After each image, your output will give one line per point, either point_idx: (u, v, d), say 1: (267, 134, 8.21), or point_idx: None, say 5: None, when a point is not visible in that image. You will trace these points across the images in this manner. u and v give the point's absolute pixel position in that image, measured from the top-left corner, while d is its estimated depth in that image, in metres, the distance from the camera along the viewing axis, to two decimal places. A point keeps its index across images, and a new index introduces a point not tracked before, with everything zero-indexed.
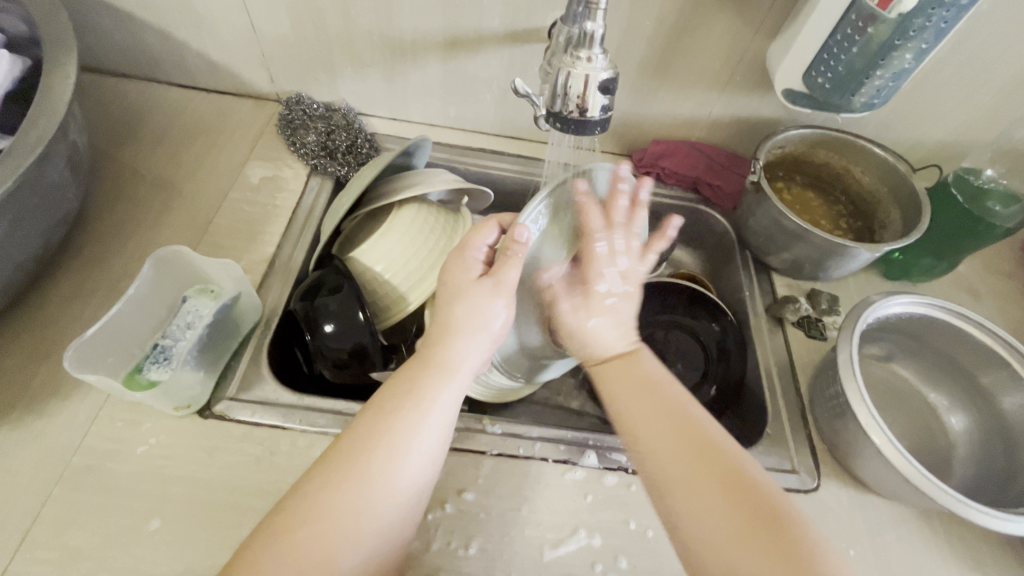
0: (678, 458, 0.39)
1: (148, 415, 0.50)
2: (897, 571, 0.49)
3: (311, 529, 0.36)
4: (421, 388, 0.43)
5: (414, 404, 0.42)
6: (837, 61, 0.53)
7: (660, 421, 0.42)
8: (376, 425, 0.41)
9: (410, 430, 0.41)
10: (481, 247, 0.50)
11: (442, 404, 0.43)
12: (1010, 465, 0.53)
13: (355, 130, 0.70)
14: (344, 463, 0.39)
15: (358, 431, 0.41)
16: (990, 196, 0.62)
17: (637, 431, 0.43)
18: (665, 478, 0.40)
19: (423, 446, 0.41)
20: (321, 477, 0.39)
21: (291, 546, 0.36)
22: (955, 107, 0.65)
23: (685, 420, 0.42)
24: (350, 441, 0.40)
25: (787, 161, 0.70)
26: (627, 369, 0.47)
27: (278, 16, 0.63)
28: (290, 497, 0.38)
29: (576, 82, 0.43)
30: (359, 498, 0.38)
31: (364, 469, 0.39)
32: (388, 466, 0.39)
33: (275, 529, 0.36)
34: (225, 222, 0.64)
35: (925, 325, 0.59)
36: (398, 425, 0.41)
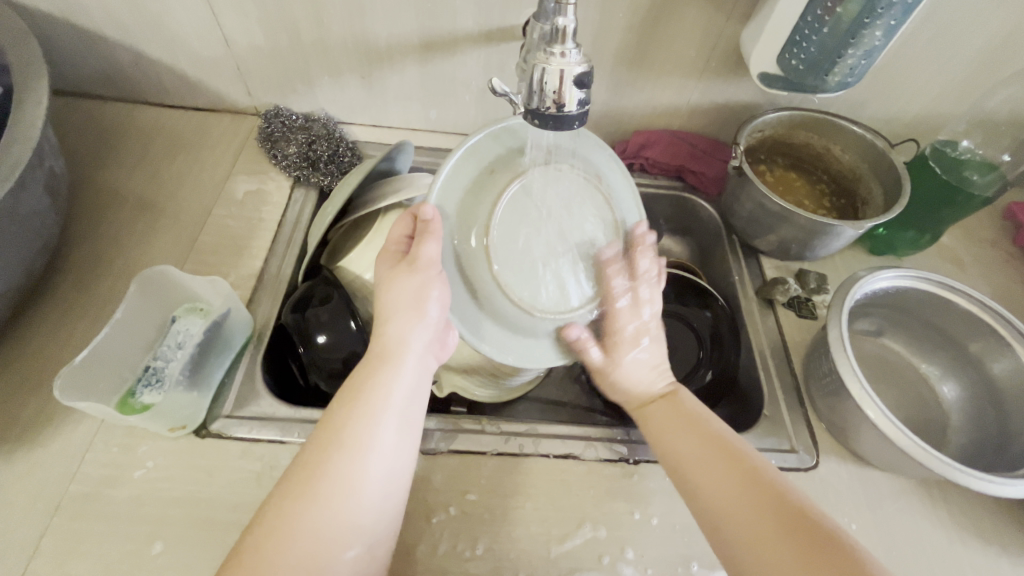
0: (728, 493, 0.42)
1: (143, 438, 0.49)
2: (898, 540, 0.50)
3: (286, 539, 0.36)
4: (369, 382, 0.43)
5: (365, 395, 0.43)
6: (810, 42, 0.54)
7: (703, 455, 0.45)
8: (331, 426, 0.41)
9: (368, 423, 0.41)
10: (397, 239, 0.48)
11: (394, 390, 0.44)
12: (1003, 430, 0.54)
13: (336, 139, 0.69)
14: (306, 467, 0.39)
15: (315, 436, 0.41)
16: (967, 165, 0.63)
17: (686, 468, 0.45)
18: (717, 515, 0.41)
19: (382, 433, 0.41)
20: (286, 488, 0.39)
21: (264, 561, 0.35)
22: (929, 80, 0.66)
23: (727, 458, 0.44)
24: (309, 446, 0.40)
25: (768, 144, 0.71)
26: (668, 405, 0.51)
27: (250, 29, 0.63)
28: (261, 509, 0.38)
29: (551, 77, 0.42)
30: (326, 495, 0.38)
31: (326, 470, 0.39)
32: (351, 460, 0.40)
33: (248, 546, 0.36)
34: (210, 239, 0.63)
35: (912, 298, 0.60)
36: (352, 422, 0.41)
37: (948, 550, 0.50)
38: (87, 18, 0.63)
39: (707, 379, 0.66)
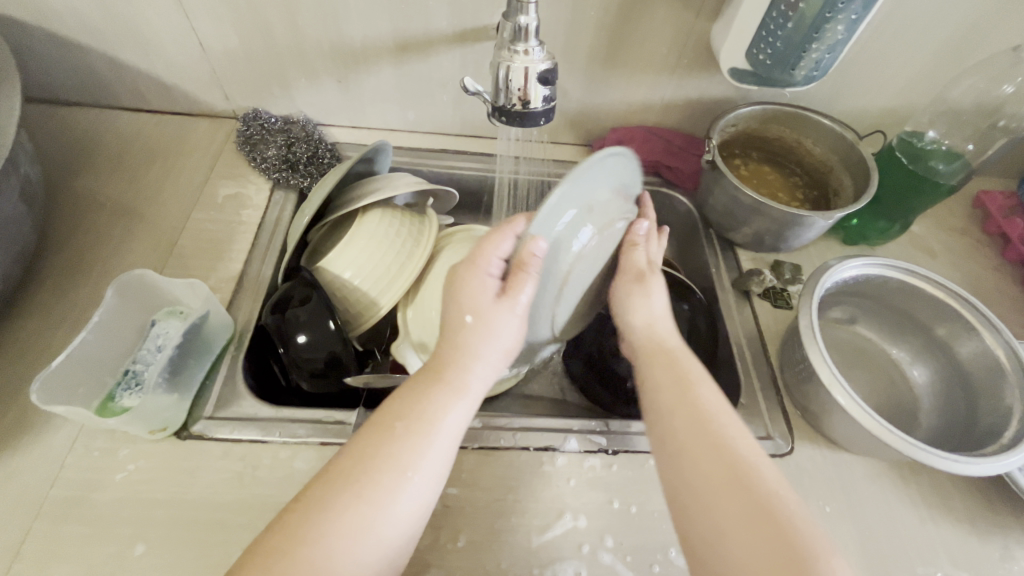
0: (700, 473, 0.39)
1: (125, 441, 0.49)
2: (870, 521, 0.51)
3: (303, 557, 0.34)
4: (430, 404, 0.42)
5: (419, 416, 0.41)
6: (775, 37, 0.55)
7: (707, 449, 0.40)
8: (379, 443, 0.40)
9: (413, 449, 0.40)
10: (495, 259, 0.46)
11: (448, 422, 0.42)
12: (970, 411, 0.56)
13: (315, 141, 0.70)
14: (347, 480, 0.38)
15: (361, 450, 0.39)
16: (932, 155, 0.65)
17: (662, 440, 0.43)
18: (685, 493, 0.40)
19: (428, 467, 0.39)
20: (318, 498, 0.37)
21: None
22: (895, 73, 0.67)
23: (704, 434, 0.41)
24: (353, 460, 0.39)
25: (742, 139, 0.72)
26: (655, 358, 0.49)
27: (225, 32, 0.63)
28: (286, 517, 0.37)
29: (515, 75, 0.44)
30: (357, 518, 0.36)
31: (365, 490, 0.37)
32: (392, 485, 0.38)
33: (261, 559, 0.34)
34: (190, 242, 0.63)
35: (882, 285, 0.61)
36: (402, 445, 0.39)
37: (919, 529, 0.51)
38: (60, 25, 0.63)
39: None
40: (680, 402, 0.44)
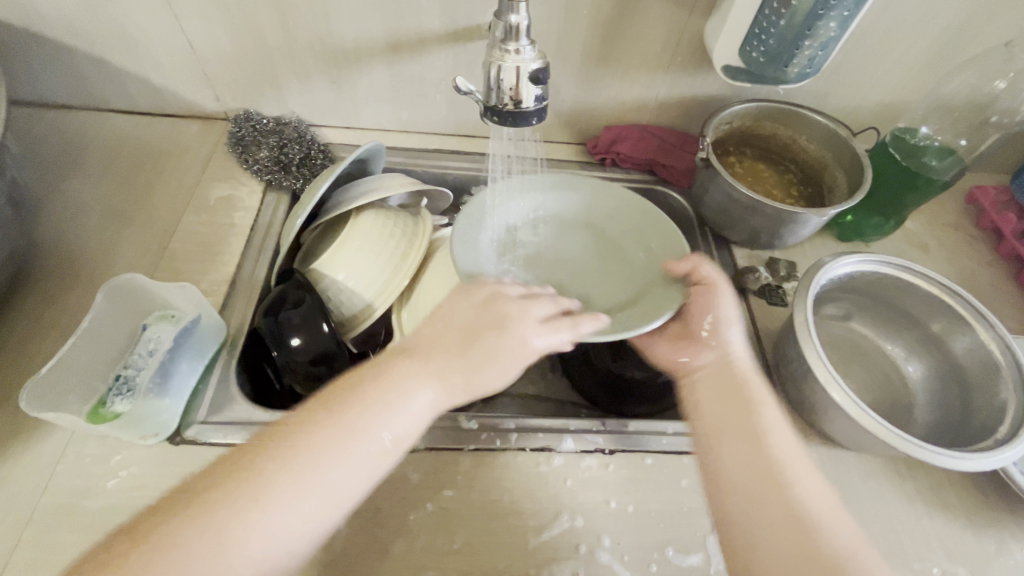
0: (768, 511, 0.40)
1: (117, 447, 0.49)
2: (867, 517, 0.51)
3: (216, 522, 0.34)
4: (390, 384, 0.42)
5: (362, 407, 0.40)
6: (768, 35, 0.55)
7: (754, 471, 0.43)
8: (328, 418, 0.39)
9: (347, 442, 0.39)
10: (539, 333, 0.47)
11: (389, 421, 0.41)
12: (965, 405, 0.56)
13: (307, 142, 0.69)
14: (286, 444, 0.38)
15: (297, 429, 0.39)
16: (925, 152, 0.65)
17: (722, 472, 0.44)
18: (746, 522, 0.41)
19: (356, 463, 0.39)
20: (240, 467, 0.37)
21: (183, 542, 0.33)
22: (888, 69, 0.67)
23: (774, 476, 0.42)
24: (285, 435, 0.39)
25: (736, 136, 0.72)
26: (720, 387, 0.49)
27: (215, 33, 0.62)
28: (202, 480, 0.36)
29: (507, 75, 0.44)
30: (285, 484, 0.36)
31: (289, 473, 0.37)
32: (316, 473, 0.37)
33: (168, 520, 0.34)
34: (182, 246, 0.63)
35: (876, 282, 0.61)
36: (350, 418, 0.40)
37: (915, 525, 0.51)
38: (47, 27, 0.62)
39: None
40: (751, 441, 0.45)
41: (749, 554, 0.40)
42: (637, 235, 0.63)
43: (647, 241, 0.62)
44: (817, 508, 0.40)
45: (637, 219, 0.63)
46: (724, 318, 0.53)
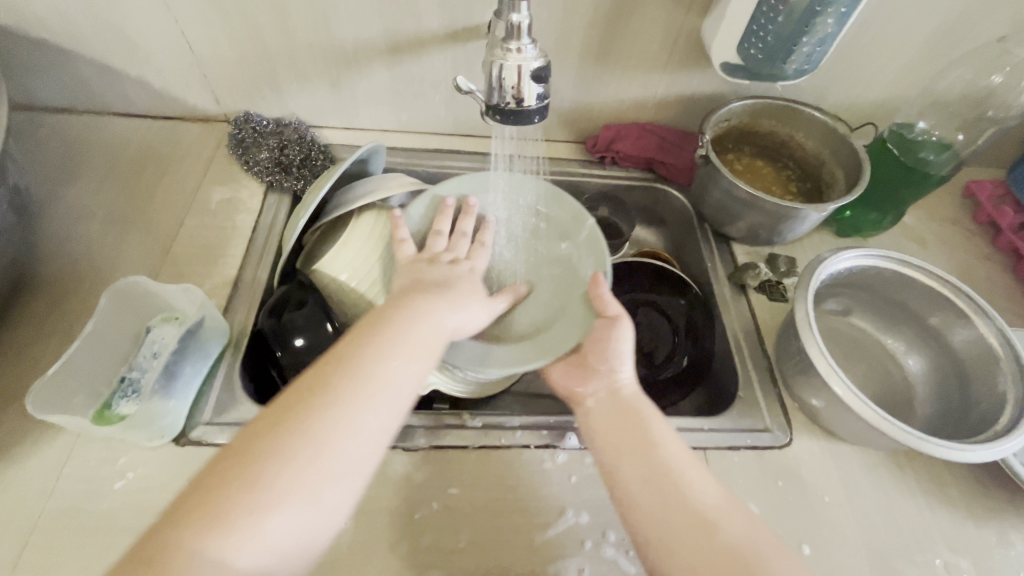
0: (675, 523, 0.40)
1: (122, 450, 0.49)
2: (870, 510, 0.52)
3: (307, 431, 0.35)
4: (416, 304, 0.46)
5: (401, 325, 0.43)
6: (767, 31, 0.55)
7: (651, 477, 0.43)
8: (368, 334, 0.42)
9: (393, 352, 0.41)
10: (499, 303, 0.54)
11: (425, 333, 0.44)
12: (965, 397, 0.56)
13: (307, 143, 0.69)
14: (340, 361, 0.40)
15: (343, 350, 0.41)
16: (924, 146, 0.66)
17: (628, 499, 0.43)
18: (652, 540, 0.40)
19: (408, 369, 0.41)
20: (301, 388, 0.38)
21: (271, 454, 0.34)
22: (885, 65, 0.68)
23: (672, 488, 0.42)
24: (334, 357, 0.40)
25: (734, 133, 0.72)
26: (610, 413, 0.48)
27: (215, 35, 0.63)
28: (268, 407, 0.37)
29: (509, 74, 0.44)
30: (359, 390, 0.38)
31: (351, 382, 0.38)
32: (375, 379, 0.39)
33: (254, 439, 0.35)
34: (184, 248, 0.63)
35: (876, 276, 0.62)
36: (394, 330, 0.43)
37: (918, 517, 0.52)
38: (47, 31, 0.62)
39: (683, 365, 0.68)
40: (649, 453, 0.44)
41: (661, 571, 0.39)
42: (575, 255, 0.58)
43: (576, 262, 0.58)
44: (711, 505, 0.41)
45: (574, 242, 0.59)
46: (622, 352, 0.51)
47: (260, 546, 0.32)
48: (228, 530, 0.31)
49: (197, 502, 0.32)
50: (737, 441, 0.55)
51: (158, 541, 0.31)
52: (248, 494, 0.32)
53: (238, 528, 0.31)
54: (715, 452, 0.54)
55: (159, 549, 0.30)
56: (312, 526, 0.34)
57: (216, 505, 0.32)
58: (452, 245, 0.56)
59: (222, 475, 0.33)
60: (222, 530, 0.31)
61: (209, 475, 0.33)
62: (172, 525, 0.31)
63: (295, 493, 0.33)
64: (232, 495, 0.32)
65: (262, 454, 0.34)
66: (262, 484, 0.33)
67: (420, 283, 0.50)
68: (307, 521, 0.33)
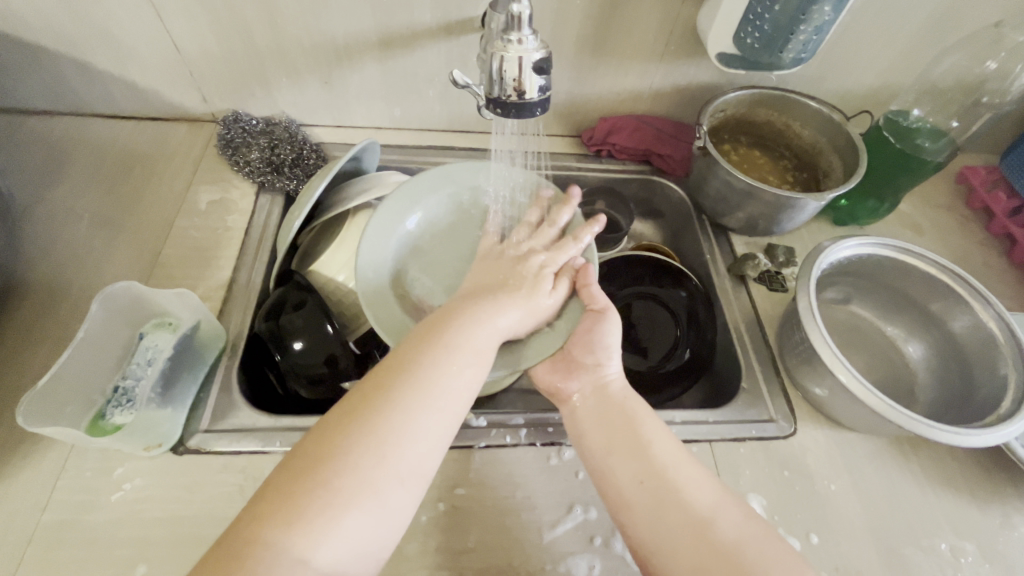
0: (670, 522, 0.40)
1: (118, 460, 0.48)
2: (875, 497, 0.52)
3: (366, 434, 0.36)
4: (466, 309, 0.46)
5: (461, 329, 0.44)
6: (762, 20, 0.55)
7: (643, 469, 0.43)
8: (424, 340, 0.43)
9: (453, 356, 0.42)
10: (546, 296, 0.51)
11: (481, 337, 0.45)
12: (966, 382, 0.57)
13: (299, 142, 0.68)
14: (402, 365, 0.41)
15: (404, 355, 0.42)
16: (919, 134, 0.66)
17: (622, 498, 0.43)
18: (648, 541, 0.40)
19: (466, 372, 0.42)
20: (364, 393, 0.39)
21: (339, 457, 0.35)
22: (880, 52, 0.68)
23: (665, 486, 0.42)
24: (400, 356, 0.42)
25: (730, 124, 0.72)
26: (603, 409, 0.48)
27: (201, 32, 0.61)
28: (339, 408, 0.38)
29: (509, 66, 0.43)
30: (415, 395, 0.39)
31: (413, 387, 0.39)
32: (436, 384, 0.40)
33: (325, 439, 0.36)
34: (176, 251, 0.61)
35: (876, 264, 0.62)
36: (444, 335, 0.43)
37: (923, 502, 0.52)
38: (25, 30, 0.60)
39: (685, 357, 0.68)
40: (642, 450, 0.44)
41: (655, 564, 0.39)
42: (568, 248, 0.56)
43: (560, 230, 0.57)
44: (704, 503, 0.41)
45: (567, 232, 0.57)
46: (610, 345, 0.51)
47: (333, 545, 0.33)
48: (303, 530, 0.32)
49: (268, 502, 0.33)
50: (743, 433, 0.55)
51: (235, 539, 0.32)
52: (320, 495, 0.34)
53: (313, 527, 0.33)
54: (721, 444, 0.54)
55: (235, 545, 0.31)
56: (376, 526, 0.35)
57: (293, 499, 0.33)
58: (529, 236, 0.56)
59: (295, 476, 0.34)
60: (298, 525, 0.32)
61: (281, 478, 0.34)
62: (248, 523, 0.32)
63: (362, 494, 0.34)
64: (308, 495, 0.33)
65: (321, 455, 0.35)
66: (324, 484, 0.34)
67: (474, 289, 0.50)
68: (375, 519, 0.35)
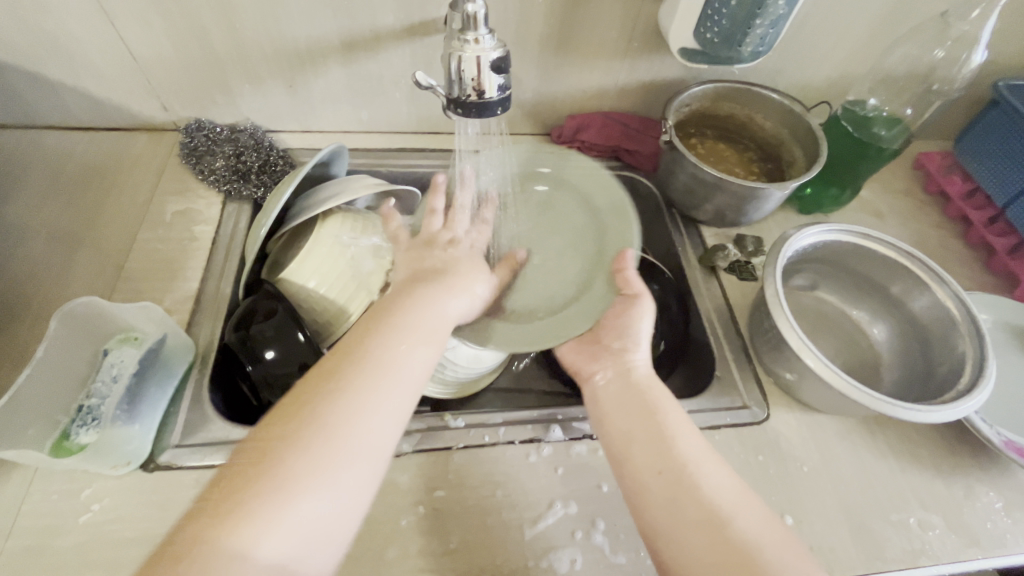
0: (682, 509, 0.40)
1: (86, 480, 0.46)
2: (846, 476, 0.53)
3: (315, 422, 0.36)
4: (420, 294, 0.46)
5: (413, 311, 0.44)
6: (720, 15, 0.56)
7: (660, 457, 0.43)
8: (375, 328, 0.42)
9: (404, 339, 0.42)
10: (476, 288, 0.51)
11: (433, 318, 0.45)
12: (928, 361, 0.59)
13: (265, 148, 0.67)
14: (354, 352, 0.40)
15: (353, 340, 0.41)
16: (875, 122, 0.68)
17: (637, 483, 0.43)
18: (661, 525, 0.40)
19: (417, 353, 0.42)
20: (316, 381, 0.39)
21: (290, 446, 0.35)
22: (835, 44, 0.69)
23: (681, 474, 0.42)
24: (351, 342, 0.41)
25: (696, 118, 0.73)
26: (623, 397, 0.48)
27: (158, 38, 0.60)
28: (288, 399, 0.38)
29: (468, 66, 0.43)
30: (366, 382, 0.38)
31: (360, 373, 0.39)
32: (389, 367, 0.40)
33: (273, 432, 0.36)
34: (140, 264, 0.60)
35: (839, 250, 0.63)
36: (394, 321, 0.43)
37: (891, 479, 0.54)
38: None
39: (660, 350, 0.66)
40: (660, 436, 0.44)
41: (666, 548, 0.39)
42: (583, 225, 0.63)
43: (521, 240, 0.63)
44: (722, 494, 0.40)
45: (575, 216, 0.64)
46: (638, 333, 0.52)
47: (287, 537, 0.33)
48: (255, 524, 0.32)
49: (221, 497, 0.33)
50: (717, 420, 0.56)
51: (187, 538, 0.31)
52: (274, 494, 0.33)
53: (264, 522, 0.32)
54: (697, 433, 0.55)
55: (187, 550, 0.31)
56: (334, 515, 0.35)
57: (245, 497, 0.33)
58: (451, 223, 0.56)
59: (248, 470, 0.34)
60: (252, 521, 0.32)
61: (234, 474, 0.34)
62: (200, 526, 0.32)
63: (316, 485, 0.34)
64: (260, 488, 0.33)
65: (274, 448, 0.35)
66: (275, 476, 0.34)
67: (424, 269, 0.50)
68: (329, 509, 0.34)
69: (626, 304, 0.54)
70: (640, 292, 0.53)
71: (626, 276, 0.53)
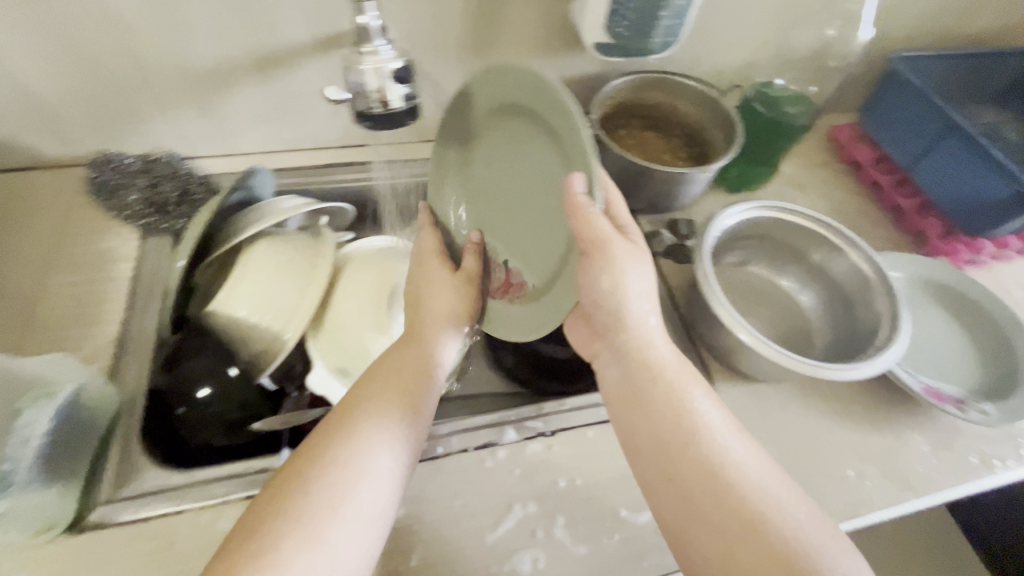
0: (694, 492, 0.40)
1: (6, 552, 0.43)
2: (789, 440, 0.56)
3: (312, 482, 0.39)
4: (408, 351, 0.50)
5: (399, 367, 0.49)
6: (626, 9, 0.57)
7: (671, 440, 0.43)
8: (365, 386, 0.47)
9: (388, 403, 0.45)
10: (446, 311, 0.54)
11: (413, 377, 0.48)
12: (852, 322, 0.62)
13: (182, 177, 0.63)
14: (350, 410, 0.44)
15: (348, 399, 0.46)
16: (784, 101, 0.72)
17: (648, 475, 0.43)
18: (672, 512, 0.41)
19: (403, 407, 0.45)
20: (307, 448, 0.42)
21: (284, 519, 0.37)
22: (743, 30, 0.72)
23: (693, 455, 0.41)
24: (347, 403, 0.45)
25: (621, 109, 0.75)
26: (628, 377, 0.47)
27: (49, 69, 0.56)
28: (291, 461, 0.41)
29: (368, 78, 0.43)
30: (360, 436, 0.42)
31: (352, 429, 0.43)
32: (380, 418, 0.44)
33: (276, 496, 0.38)
34: (54, 312, 0.56)
35: (762, 226, 0.66)
36: (386, 377, 0.47)
37: (831, 437, 0.57)
38: None
39: None
40: (679, 435, 0.42)
41: (682, 534, 0.40)
42: (532, 129, 0.49)
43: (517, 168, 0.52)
44: (737, 469, 0.41)
45: (525, 122, 0.49)
46: (631, 284, 0.45)
47: None
48: None
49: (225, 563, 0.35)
50: None
51: None
52: (270, 552, 0.35)
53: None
54: None
55: None
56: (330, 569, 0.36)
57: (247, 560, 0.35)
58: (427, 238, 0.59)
59: (247, 534, 0.37)
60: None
61: (236, 539, 0.37)
62: None
63: (306, 541, 0.36)
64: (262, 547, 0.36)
65: (275, 509, 0.38)
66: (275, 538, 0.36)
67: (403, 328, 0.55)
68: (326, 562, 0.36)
69: (600, 254, 0.43)
70: (608, 238, 0.42)
71: (587, 226, 0.41)
